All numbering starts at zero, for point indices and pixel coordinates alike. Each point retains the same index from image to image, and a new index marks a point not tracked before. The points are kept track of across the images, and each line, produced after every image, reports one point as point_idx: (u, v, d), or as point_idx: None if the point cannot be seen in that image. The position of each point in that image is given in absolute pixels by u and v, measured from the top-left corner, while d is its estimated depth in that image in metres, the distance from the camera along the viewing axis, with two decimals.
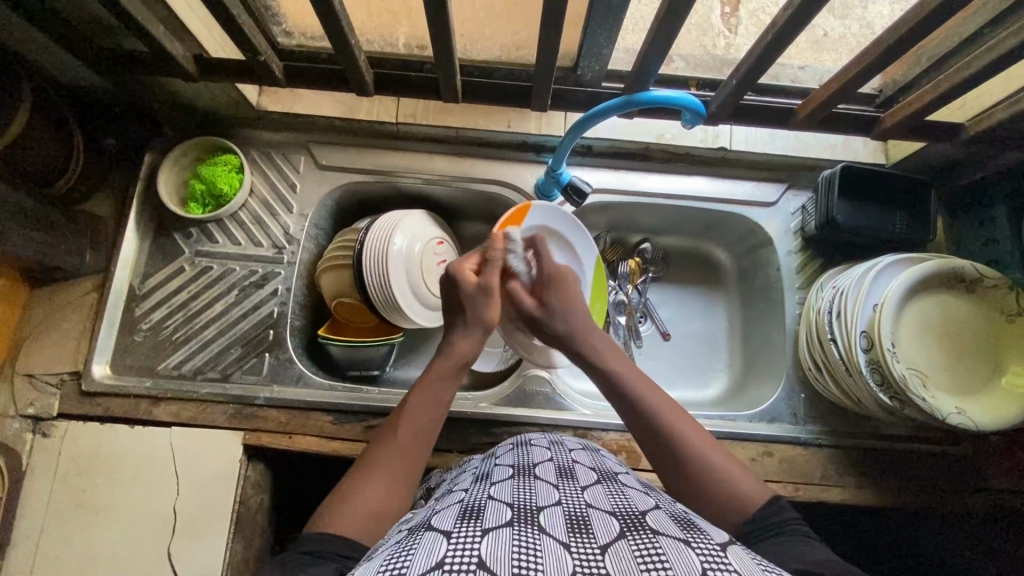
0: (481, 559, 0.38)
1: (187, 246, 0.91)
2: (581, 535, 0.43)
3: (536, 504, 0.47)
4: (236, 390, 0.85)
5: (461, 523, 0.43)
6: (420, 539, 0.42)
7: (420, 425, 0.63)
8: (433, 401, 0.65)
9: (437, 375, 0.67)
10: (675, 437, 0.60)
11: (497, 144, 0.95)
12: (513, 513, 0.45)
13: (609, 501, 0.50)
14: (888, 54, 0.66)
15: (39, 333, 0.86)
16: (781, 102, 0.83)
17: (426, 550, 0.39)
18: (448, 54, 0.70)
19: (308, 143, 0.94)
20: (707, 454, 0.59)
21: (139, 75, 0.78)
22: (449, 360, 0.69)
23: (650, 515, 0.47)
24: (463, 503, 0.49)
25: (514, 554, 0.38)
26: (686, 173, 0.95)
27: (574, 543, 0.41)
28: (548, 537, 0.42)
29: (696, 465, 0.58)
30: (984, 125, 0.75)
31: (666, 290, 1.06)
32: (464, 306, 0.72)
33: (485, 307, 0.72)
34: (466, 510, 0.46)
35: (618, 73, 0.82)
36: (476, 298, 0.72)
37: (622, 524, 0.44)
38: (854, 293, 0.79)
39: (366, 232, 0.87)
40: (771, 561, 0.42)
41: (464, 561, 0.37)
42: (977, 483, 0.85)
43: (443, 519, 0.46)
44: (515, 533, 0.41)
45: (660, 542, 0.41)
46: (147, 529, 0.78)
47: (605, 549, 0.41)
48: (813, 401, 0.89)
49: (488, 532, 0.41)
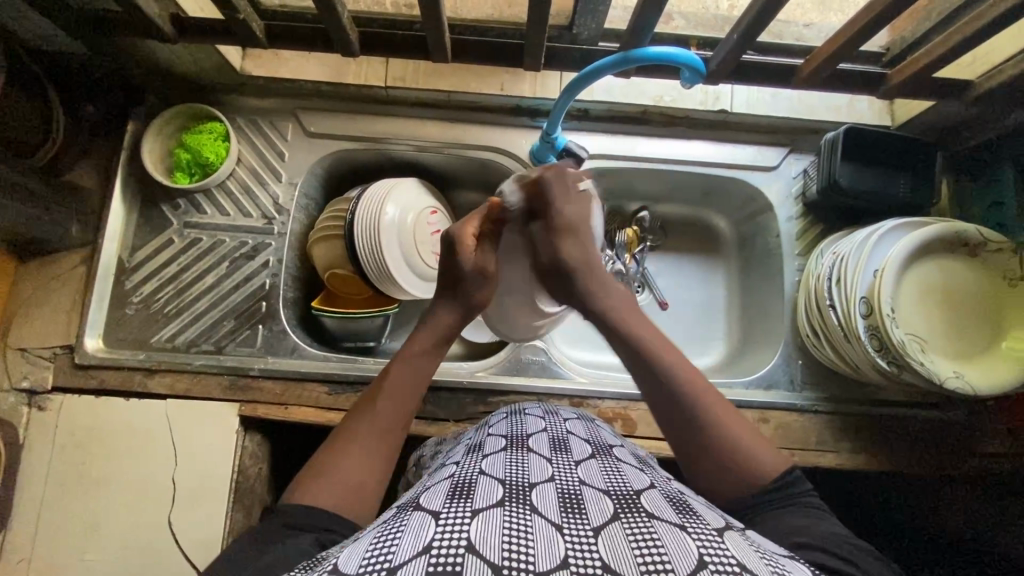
0: (470, 543, 0.37)
1: (175, 217, 0.89)
2: (574, 515, 0.42)
3: (528, 481, 0.47)
4: (230, 362, 0.85)
5: (451, 502, 0.43)
6: (408, 519, 0.41)
7: (401, 401, 0.62)
8: (410, 376, 0.64)
9: (419, 350, 0.66)
10: (682, 403, 0.58)
11: (490, 108, 0.92)
12: (504, 491, 0.44)
13: (602, 478, 0.49)
14: (895, 8, 0.64)
15: (30, 306, 0.85)
16: (784, 60, 0.79)
17: (412, 532, 0.39)
18: (436, 10, 0.67)
19: (296, 110, 0.91)
20: (719, 415, 0.57)
21: (116, 38, 0.74)
22: (428, 338, 0.67)
23: (644, 495, 0.46)
24: (454, 478, 0.49)
25: (505, 538, 0.38)
26: (685, 137, 0.92)
27: (566, 525, 0.41)
28: (540, 519, 0.41)
29: (700, 432, 0.57)
30: (994, 82, 0.73)
31: (663, 259, 1.05)
32: (458, 281, 0.70)
33: (477, 289, 0.71)
34: (457, 487, 0.46)
35: (614, 31, 0.78)
36: (472, 277, 0.70)
37: (616, 505, 0.44)
38: (855, 259, 0.77)
39: (358, 200, 0.85)
40: (776, 558, 0.41)
41: (452, 546, 0.37)
42: (971, 447, 0.85)
43: (432, 497, 0.45)
44: (505, 513, 0.41)
45: (656, 527, 0.41)
46: (147, 499, 0.79)
47: (598, 532, 0.40)
48: (810, 367, 0.89)
49: (478, 513, 0.41)
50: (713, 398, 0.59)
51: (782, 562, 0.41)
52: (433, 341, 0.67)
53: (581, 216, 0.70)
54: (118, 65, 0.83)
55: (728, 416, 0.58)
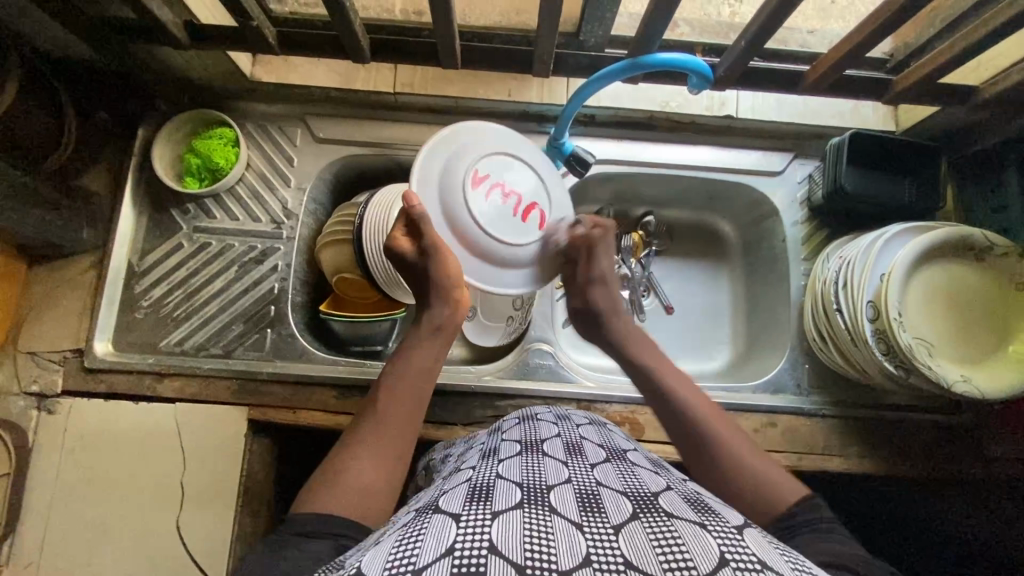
0: (492, 544, 0.37)
1: (184, 222, 0.90)
2: (593, 515, 0.42)
3: (546, 484, 0.47)
4: (239, 366, 0.85)
5: (470, 505, 0.43)
6: (429, 522, 0.42)
7: (404, 401, 0.62)
8: (414, 375, 0.64)
9: (416, 344, 0.67)
10: (702, 429, 0.62)
11: (497, 114, 0.93)
12: (523, 494, 0.44)
13: (619, 480, 0.49)
14: (900, 16, 0.65)
15: (40, 310, 0.86)
16: (790, 66, 0.80)
17: (434, 535, 0.39)
18: (447, 18, 0.68)
19: (305, 115, 0.92)
20: (739, 450, 0.59)
21: (130, 44, 0.75)
22: (421, 333, 0.68)
23: (662, 497, 0.47)
24: (472, 482, 0.49)
25: (527, 538, 0.38)
26: (691, 143, 0.93)
27: (586, 524, 0.41)
28: (560, 519, 0.41)
29: (716, 454, 0.59)
30: (999, 87, 0.73)
31: (669, 264, 1.05)
32: (416, 275, 0.68)
33: (436, 271, 0.67)
34: (475, 490, 0.46)
35: (621, 38, 0.79)
36: (422, 264, 0.67)
37: (635, 505, 0.44)
38: (861, 263, 0.78)
39: (367, 206, 0.85)
40: (797, 555, 0.41)
41: (475, 547, 0.37)
42: (978, 451, 0.85)
43: (451, 501, 0.45)
44: (525, 514, 0.41)
45: (676, 525, 0.41)
46: (155, 503, 0.79)
47: (618, 531, 0.40)
48: (817, 372, 0.89)
49: (498, 515, 0.41)
50: (734, 435, 0.61)
51: (802, 559, 0.41)
52: (433, 336, 0.68)
53: (609, 249, 0.75)
54: (129, 72, 0.84)
55: (748, 453, 0.59)
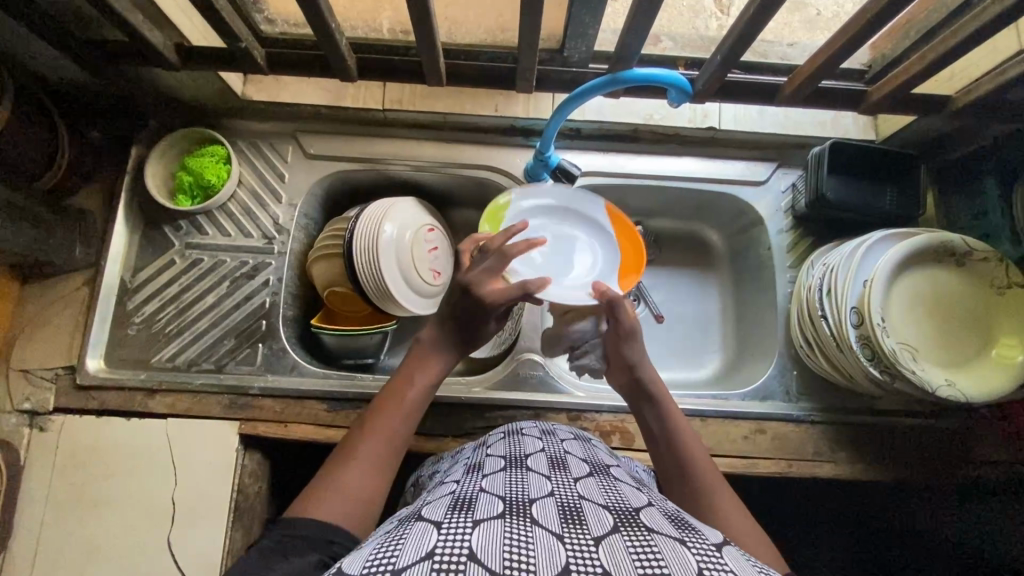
0: (472, 551, 0.38)
1: (177, 239, 0.91)
2: (574, 526, 0.43)
3: (527, 497, 0.47)
4: (230, 380, 0.86)
5: (452, 514, 0.43)
6: (410, 528, 0.42)
7: (400, 415, 0.64)
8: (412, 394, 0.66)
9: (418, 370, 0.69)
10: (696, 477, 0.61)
11: (485, 129, 0.95)
12: (505, 506, 0.45)
13: (602, 494, 0.50)
14: (867, 30, 0.66)
15: (33, 328, 0.87)
16: (766, 80, 0.82)
17: (415, 539, 0.40)
18: (430, 38, 0.69)
19: (296, 133, 0.94)
20: (729, 512, 0.57)
21: (122, 67, 0.77)
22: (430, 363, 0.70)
23: (643, 512, 0.47)
24: (455, 495, 0.49)
25: (507, 548, 0.39)
26: (675, 154, 0.95)
27: (567, 535, 0.41)
28: (540, 530, 0.42)
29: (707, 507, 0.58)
30: (971, 96, 0.75)
31: (658, 274, 1.06)
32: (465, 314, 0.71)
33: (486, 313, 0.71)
34: (458, 501, 0.47)
35: (603, 54, 0.81)
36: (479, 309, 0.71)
37: (616, 518, 0.45)
38: (844, 270, 0.79)
39: (355, 220, 0.86)
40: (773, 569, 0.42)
41: (455, 553, 0.38)
42: (966, 455, 0.85)
43: (434, 509, 0.46)
44: (506, 525, 0.42)
45: (655, 540, 0.41)
46: (146, 520, 0.79)
47: (598, 541, 0.41)
48: (805, 378, 0.90)
49: (479, 523, 0.41)
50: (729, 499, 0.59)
51: None
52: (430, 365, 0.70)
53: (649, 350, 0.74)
54: (122, 92, 0.86)
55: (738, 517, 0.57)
